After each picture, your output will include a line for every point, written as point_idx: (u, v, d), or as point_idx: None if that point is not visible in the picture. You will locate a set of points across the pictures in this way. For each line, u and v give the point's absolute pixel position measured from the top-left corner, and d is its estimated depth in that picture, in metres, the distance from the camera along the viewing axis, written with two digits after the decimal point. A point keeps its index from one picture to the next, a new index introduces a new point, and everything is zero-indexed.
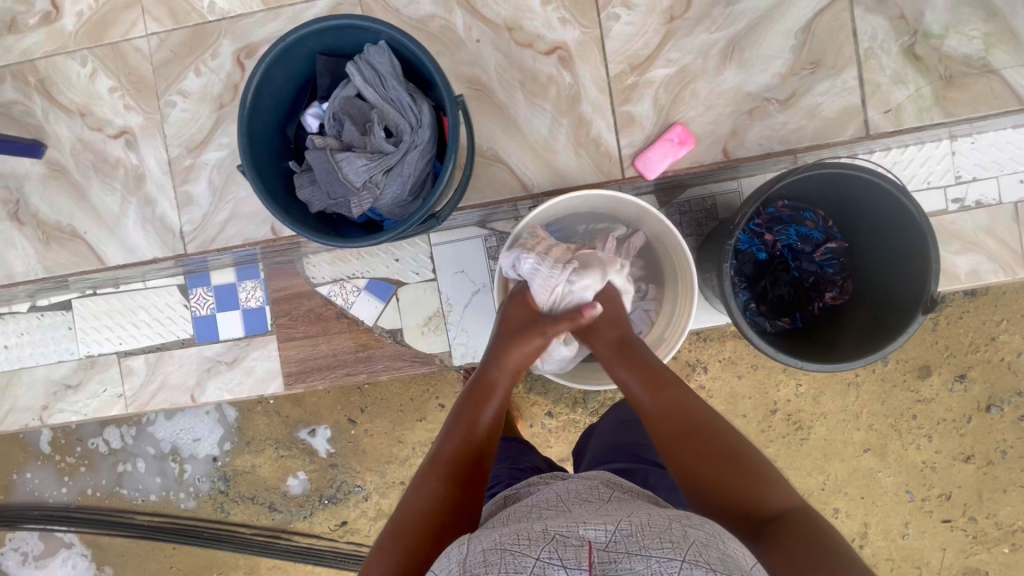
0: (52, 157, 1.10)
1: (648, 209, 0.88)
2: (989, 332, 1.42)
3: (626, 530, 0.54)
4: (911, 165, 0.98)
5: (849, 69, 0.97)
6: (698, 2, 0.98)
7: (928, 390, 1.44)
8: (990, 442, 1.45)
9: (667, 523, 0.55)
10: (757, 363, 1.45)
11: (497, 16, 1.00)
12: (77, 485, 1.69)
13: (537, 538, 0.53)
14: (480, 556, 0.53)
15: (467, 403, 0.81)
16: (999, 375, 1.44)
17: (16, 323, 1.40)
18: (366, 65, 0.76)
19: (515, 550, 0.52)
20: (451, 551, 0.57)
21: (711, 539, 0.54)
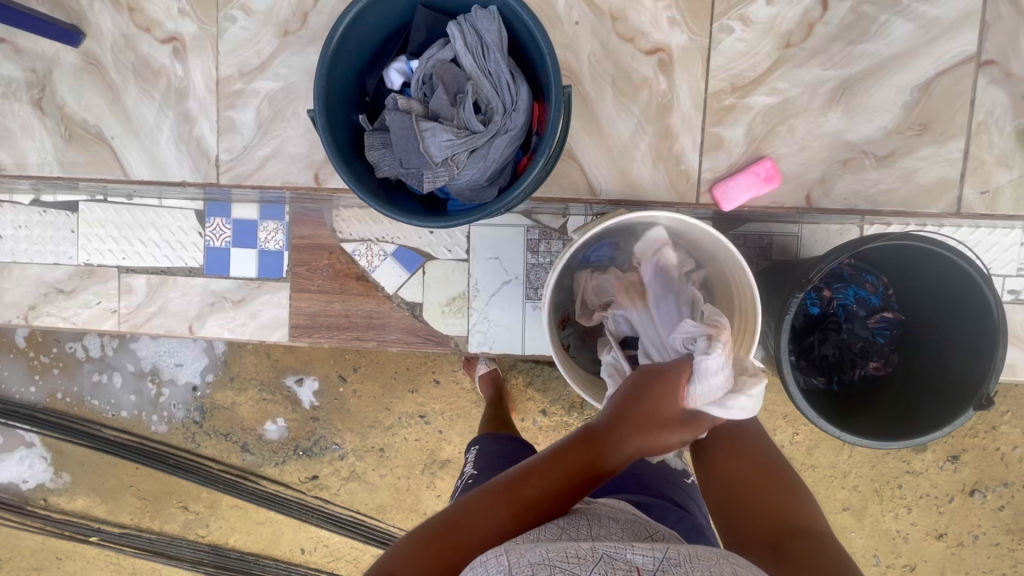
0: (88, 48, 1.00)
1: (723, 243, 0.82)
2: (992, 420, 1.41)
3: (674, 559, 0.54)
4: (977, 247, 0.95)
5: (956, 139, 0.92)
6: (819, 34, 0.91)
7: (919, 464, 1.44)
8: (966, 526, 1.45)
9: (714, 561, 0.55)
10: (760, 405, 1.43)
11: (604, 1, 0.92)
12: (47, 386, 1.62)
13: (585, 555, 0.53)
14: (527, 566, 0.52)
15: (572, 458, 0.65)
16: (991, 464, 1.44)
17: (16, 214, 1.31)
18: (471, 30, 0.69)
19: (564, 567, 0.52)
20: (483, 561, 0.55)
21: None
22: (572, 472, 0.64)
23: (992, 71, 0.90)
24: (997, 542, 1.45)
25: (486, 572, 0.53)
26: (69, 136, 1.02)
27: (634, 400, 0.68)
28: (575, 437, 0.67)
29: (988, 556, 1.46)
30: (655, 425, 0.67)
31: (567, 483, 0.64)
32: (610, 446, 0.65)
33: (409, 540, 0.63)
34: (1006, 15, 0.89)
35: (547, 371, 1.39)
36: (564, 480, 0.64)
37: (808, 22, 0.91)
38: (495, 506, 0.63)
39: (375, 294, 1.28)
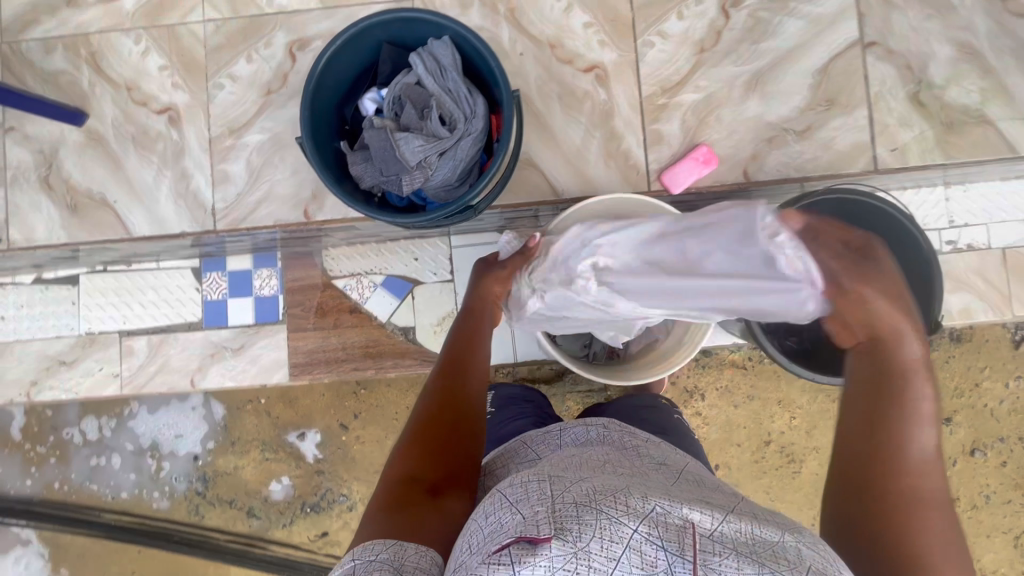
0: (91, 126, 1.12)
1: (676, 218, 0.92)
2: (975, 377, 1.45)
3: (732, 525, 0.51)
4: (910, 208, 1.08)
5: (860, 109, 1.06)
6: (726, 38, 1.07)
7: None
8: (976, 487, 1.45)
9: (776, 536, 0.51)
10: (755, 394, 1.41)
11: (542, 33, 1.07)
12: (44, 476, 1.60)
13: (633, 504, 0.51)
14: (571, 505, 0.52)
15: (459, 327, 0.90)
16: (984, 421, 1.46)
17: (18, 294, 1.38)
18: (429, 57, 0.81)
19: (609, 513, 0.50)
20: (528, 486, 0.57)
21: (828, 563, 0.48)
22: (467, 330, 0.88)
23: (876, 50, 1.06)
24: (1009, 500, 1.45)
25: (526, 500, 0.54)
26: (74, 206, 1.12)
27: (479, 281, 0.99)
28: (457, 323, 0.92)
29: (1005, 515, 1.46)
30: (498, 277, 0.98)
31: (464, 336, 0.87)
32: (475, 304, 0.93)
33: (395, 457, 0.72)
34: (876, 5, 1.06)
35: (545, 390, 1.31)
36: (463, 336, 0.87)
37: (715, 30, 1.07)
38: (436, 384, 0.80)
39: (369, 324, 1.35)
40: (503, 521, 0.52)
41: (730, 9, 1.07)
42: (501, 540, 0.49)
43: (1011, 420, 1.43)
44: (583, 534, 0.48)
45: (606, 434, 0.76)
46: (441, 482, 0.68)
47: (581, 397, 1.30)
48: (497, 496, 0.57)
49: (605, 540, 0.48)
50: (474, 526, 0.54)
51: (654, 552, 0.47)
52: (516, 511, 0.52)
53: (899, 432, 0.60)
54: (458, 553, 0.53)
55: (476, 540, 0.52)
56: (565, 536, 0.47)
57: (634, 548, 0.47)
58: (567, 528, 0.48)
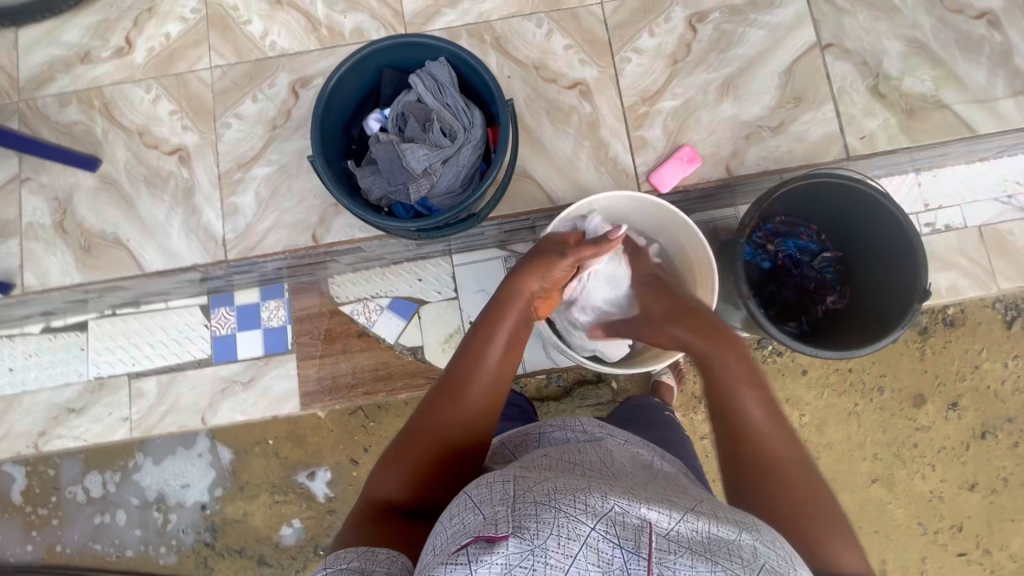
0: (105, 171, 1.17)
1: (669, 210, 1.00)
2: (974, 360, 1.44)
3: (691, 523, 0.50)
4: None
5: (826, 103, 1.14)
6: (696, 49, 1.16)
7: (925, 418, 1.44)
8: (992, 470, 1.43)
9: (736, 534, 0.50)
10: None
11: (526, 57, 1.16)
12: (46, 539, 1.53)
13: (595, 501, 0.50)
14: (531, 504, 0.49)
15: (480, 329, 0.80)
16: (988, 402, 1.45)
17: (27, 344, 1.39)
18: (428, 76, 0.88)
19: (568, 511, 0.48)
20: (488, 482, 0.55)
21: (783, 563, 0.50)
22: (489, 340, 0.78)
23: (833, 50, 1.15)
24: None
25: (487, 497, 0.52)
26: (88, 247, 1.16)
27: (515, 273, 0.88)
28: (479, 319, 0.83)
29: None
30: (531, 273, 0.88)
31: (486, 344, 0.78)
32: (501, 306, 0.83)
33: (379, 469, 0.72)
34: (828, 11, 1.16)
35: (555, 407, 1.33)
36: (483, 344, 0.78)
37: (685, 42, 1.16)
38: (444, 398, 0.73)
39: (377, 347, 1.36)
40: (463, 522, 0.50)
41: (696, 24, 1.16)
42: (460, 542, 0.47)
43: (1016, 400, 1.44)
44: (541, 533, 0.46)
45: (587, 434, 0.73)
46: (420, 511, 0.68)
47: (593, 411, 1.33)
48: (461, 497, 0.54)
49: (563, 540, 0.46)
50: (437, 526, 0.53)
51: (612, 551, 0.46)
52: (476, 510, 0.51)
53: (755, 409, 0.73)
54: (423, 554, 0.51)
55: (440, 540, 0.51)
56: (522, 536, 0.46)
57: (592, 545, 0.46)
58: (525, 527, 0.47)
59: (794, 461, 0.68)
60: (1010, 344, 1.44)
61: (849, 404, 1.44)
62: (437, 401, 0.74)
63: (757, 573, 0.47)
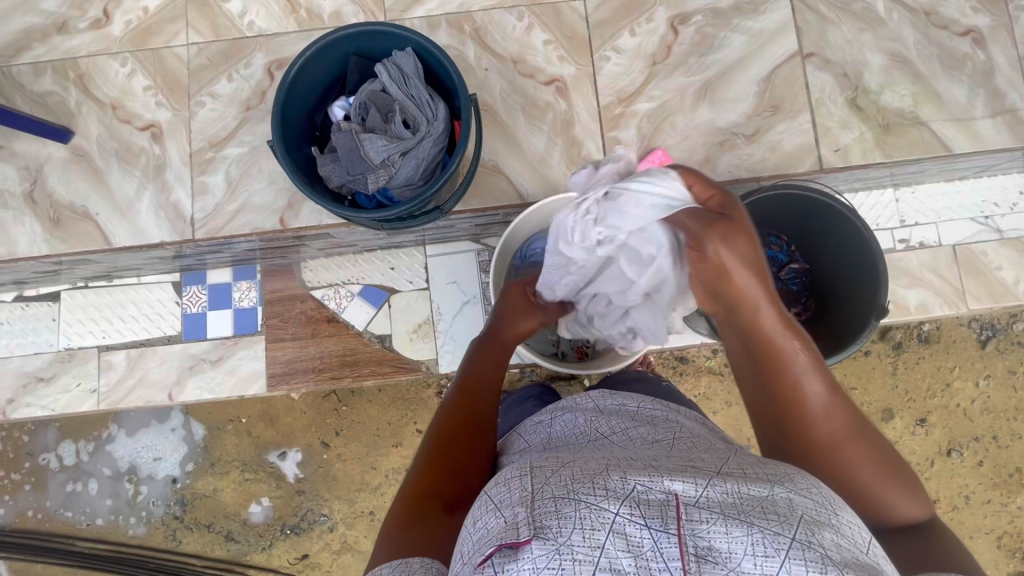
0: (77, 144, 1.17)
1: None
2: (944, 378, 1.44)
3: (721, 488, 0.48)
4: (862, 209, 1.19)
5: (804, 113, 1.13)
6: (676, 52, 1.15)
7: (892, 432, 1.44)
8: (955, 487, 1.44)
9: (769, 490, 0.48)
10: (732, 399, 1.41)
11: (505, 51, 1.15)
12: (17, 505, 1.54)
13: (614, 485, 0.48)
14: (550, 500, 0.48)
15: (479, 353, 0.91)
16: (957, 420, 1.46)
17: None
18: (393, 66, 0.88)
19: (588, 499, 0.47)
20: (507, 481, 0.53)
21: (823, 511, 0.47)
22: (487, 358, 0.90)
23: (814, 60, 1.14)
24: (989, 499, 1.44)
25: (508, 499, 0.50)
26: (58, 219, 1.16)
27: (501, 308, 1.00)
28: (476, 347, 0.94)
29: (987, 515, 1.44)
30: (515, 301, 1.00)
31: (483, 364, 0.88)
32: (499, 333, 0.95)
33: (411, 476, 0.70)
34: (812, 20, 1.15)
35: None
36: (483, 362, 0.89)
37: (666, 44, 1.15)
38: (455, 404, 0.80)
39: (346, 334, 1.37)
40: (488, 527, 0.49)
41: (678, 26, 1.15)
42: (483, 551, 0.46)
43: (984, 419, 1.45)
44: (565, 529, 0.45)
45: (601, 414, 0.71)
46: (460, 496, 0.67)
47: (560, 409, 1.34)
48: (482, 498, 0.54)
49: (586, 529, 0.44)
50: (463, 535, 0.52)
51: (640, 532, 0.44)
52: (499, 513, 0.49)
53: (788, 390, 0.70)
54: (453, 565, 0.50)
55: (467, 549, 0.49)
56: (545, 537, 0.45)
57: (619, 531, 0.44)
58: (546, 526, 0.45)
59: (849, 428, 0.66)
60: (981, 363, 1.45)
61: None
62: (447, 410, 0.79)
63: (798, 526, 0.44)
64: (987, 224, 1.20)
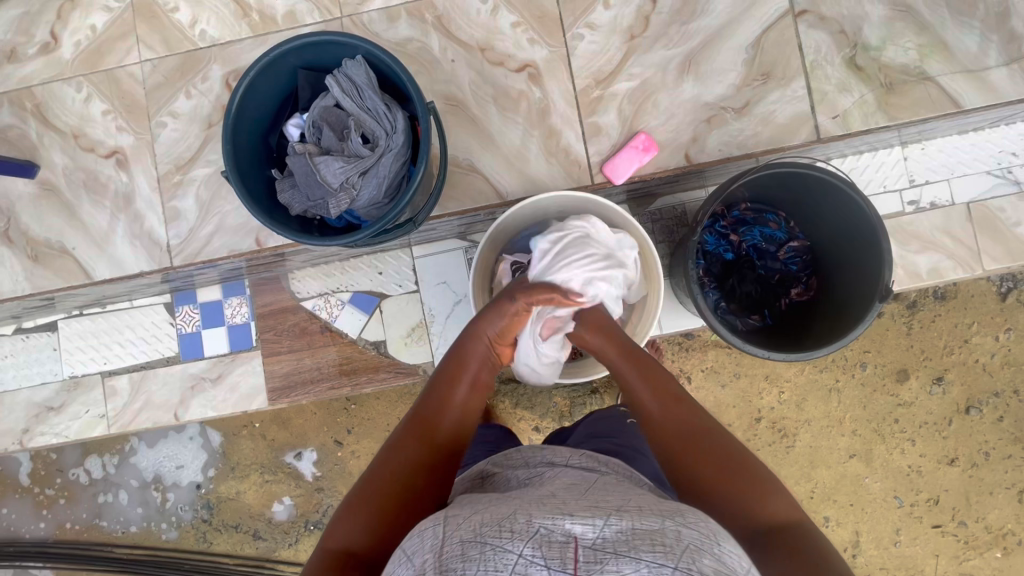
0: (44, 177, 1.14)
1: (606, 205, 0.95)
2: (961, 334, 1.39)
3: (616, 524, 0.48)
4: (869, 169, 1.11)
5: (798, 79, 1.05)
6: (656, 22, 1.06)
7: (907, 394, 1.40)
8: (973, 444, 1.41)
9: (661, 523, 0.49)
10: (740, 371, 1.41)
11: (470, 39, 1.08)
12: (56, 518, 1.61)
13: (520, 526, 0.48)
14: (457, 546, 0.47)
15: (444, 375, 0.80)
16: (976, 377, 1.41)
17: (3, 345, 1.41)
18: (344, 77, 0.82)
19: (495, 544, 0.46)
20: (419, 531, 0.52)
21: (706, 541, 0.48)
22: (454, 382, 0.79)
23: (808, 17, 1.05)
24: (1010, 454, 1.40)
25: (419, 549, 0.50)
26: (37, 256, 1.15)
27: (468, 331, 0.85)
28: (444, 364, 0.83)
29: (1008, 469, 1.40)
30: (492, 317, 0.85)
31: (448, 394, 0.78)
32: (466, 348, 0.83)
33: (339, 514, 0.64)
34: None
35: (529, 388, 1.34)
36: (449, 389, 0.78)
37: (644, 15, 1.06)
38: (405, 443, 0.71)
39: (342, 342, 1.36)
40: None
41: None
42: None
43: (1004, 374, 1.40)
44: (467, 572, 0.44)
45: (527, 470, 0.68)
46: (385, 564, 0.60)
47: (566, 395, 1.33)
48: (398, 553, 0.52)
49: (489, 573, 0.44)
50: None
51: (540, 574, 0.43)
52: (409, 565, 0.49)
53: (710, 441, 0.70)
54: None
55: None
56: None
57: (521, 572, 0.44)
58: (450, 569, 0.45)
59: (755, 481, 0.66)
60: (1003, 317, 1.39)
61: (828, 381, 1.41)
62: (396, 444, 0.71)
63: (681, 557, 0.45)
64: (1005, 177, 1.11)
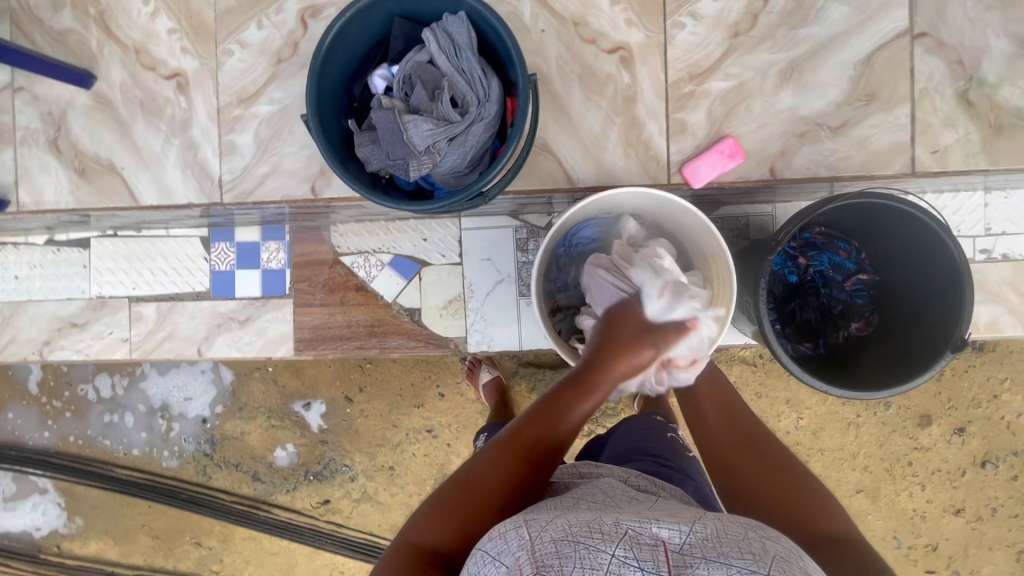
0: (100, 89, 1.12)
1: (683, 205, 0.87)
2: (991, 389, 1.36)
3: (701, 532, 0.50)
4: (945, 211, 1.05)
5: (902, 106, 0.99)
6: (764, 21, 0.99)
7: (926, 439, 1.38)
8: (983, 498, 1.39)
9: (746, 532, 0.51)
10: (764, 392, 1.39)
11: (565, 10, 1.02)
12: (60, 430, 1.59)
13: (609, 529, 0.51)
14: (549, 544, 0.49)
15: (561, 394, 0.74)
16: (999, 433, 1.38)
17: (30, 254, 1.36)
18: (443, 33, 0.77)
19: (587, 544, 0.49)
20: (505, 530, 0.54)
21: (792, 552, 0.50)
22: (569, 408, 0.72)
23: (926, 42, 0.98)
24: (1016, 514, 1.39)
25: (504, 548, 0.51)
26: (83, 169, 1.14)
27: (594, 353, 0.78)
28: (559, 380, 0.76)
29: (1012, 528, 1.39)
30: (631, 352, 0.78)
31: (560, 419, 0.71)
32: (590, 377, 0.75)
33: (426, 508, 0.65)
34: None
35: (548, 373, 1.39)
36: (562, 415, 0.72)
37: (753, 12, 1.00)
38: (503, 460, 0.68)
39: (374, 303, 1.33)
40: None
41: None
42: None
43: None
44: (565, 569, 0.46)
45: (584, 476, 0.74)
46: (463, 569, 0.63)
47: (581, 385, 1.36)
48: (478, 552, 0.54)
49: (586, 571, 0.46)
50: None
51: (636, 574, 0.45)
52: (497, 563, 0.50)
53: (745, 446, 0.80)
54: None
55: None
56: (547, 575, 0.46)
57: (616, 572, 0.46)
58: (548, 565, 0.47)
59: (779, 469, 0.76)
60: None
61: (849, 414, 1.38)
62: (495, 458, 0.68)
63: (773, 563, 0.47)
64: None
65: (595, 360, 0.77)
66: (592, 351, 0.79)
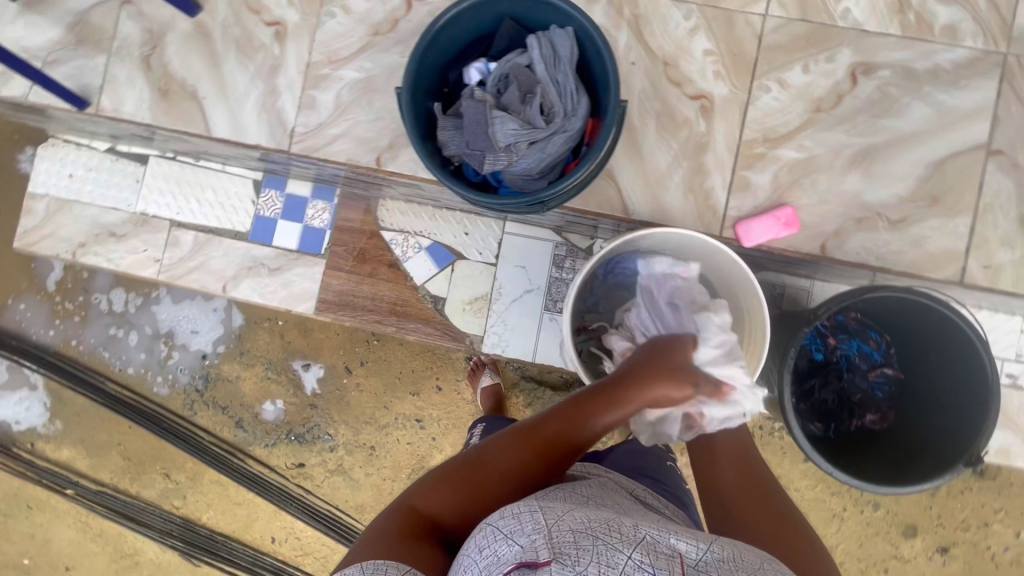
0: (200, 18, 1.19)
1: (731, 257, 0.89)
2: (984, 516, 1.33)
3: (718, 552, 0.51)
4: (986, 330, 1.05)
5: (964, 215, 1.00)
6: (848, 103, 1.02)
7: (907, 549, 1.35)
8: None
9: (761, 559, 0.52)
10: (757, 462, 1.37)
11: (659, 48, 1.04)
12: (66, 332, 1.59)
13: (627, 531, 0.50)
14: (568, 533, 0.49)
15: (588, 401, 0.72)
16: (983, 562, 1.35)
17: (88, 158, 1.39)
18: (547, 43, 0.80)
19: (604, 540, 0.49)
20: (520, 511, 0.53)
21: None
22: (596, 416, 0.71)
23: (1000, 159, 1.00)
24: None
25: (518, 528, 0.50)
26: (165, 90, 1.19)
27: (634, 367, 0.76)
28: (588, 387, 0.74)
29: None
30: (669, 381, 0.74)
31: (584, 424, 0.70)
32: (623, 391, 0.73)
33: (432, 478, 0.66)
34: (1015, 113, 1.00)
35: (548, 394, 1.39)
36: (584, 419, 0.70)
37: (838, 92, 1.02)
38: (519, 445, 0.68)
39: (403, 284, 1.33)
40: (497, 554, 0.48)
41: (860, 76, 1.02)
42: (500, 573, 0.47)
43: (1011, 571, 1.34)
44: (581, 560, 0.46)
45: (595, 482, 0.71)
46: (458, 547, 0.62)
47: None
48: (487, 525, 0.53)
49: (603, 567, 0.46)
50: (467, 564, 0.51)
51: None
52: (510, 541, 0.49)
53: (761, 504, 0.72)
54: None
55: None
56: (563, 563, 0.45)
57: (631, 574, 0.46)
58: (566, 554, 0.46)
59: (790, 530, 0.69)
60: None
61: (836, 507, 1.35)
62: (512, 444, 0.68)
63: None
64: None
65: (630, 375, 0.74)
66: (627, 366, 0.76)
